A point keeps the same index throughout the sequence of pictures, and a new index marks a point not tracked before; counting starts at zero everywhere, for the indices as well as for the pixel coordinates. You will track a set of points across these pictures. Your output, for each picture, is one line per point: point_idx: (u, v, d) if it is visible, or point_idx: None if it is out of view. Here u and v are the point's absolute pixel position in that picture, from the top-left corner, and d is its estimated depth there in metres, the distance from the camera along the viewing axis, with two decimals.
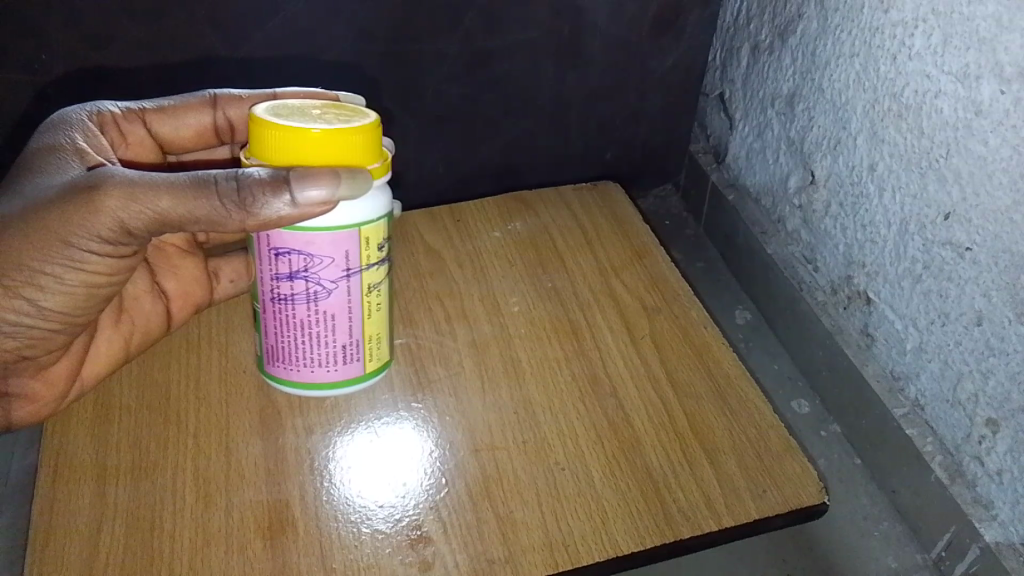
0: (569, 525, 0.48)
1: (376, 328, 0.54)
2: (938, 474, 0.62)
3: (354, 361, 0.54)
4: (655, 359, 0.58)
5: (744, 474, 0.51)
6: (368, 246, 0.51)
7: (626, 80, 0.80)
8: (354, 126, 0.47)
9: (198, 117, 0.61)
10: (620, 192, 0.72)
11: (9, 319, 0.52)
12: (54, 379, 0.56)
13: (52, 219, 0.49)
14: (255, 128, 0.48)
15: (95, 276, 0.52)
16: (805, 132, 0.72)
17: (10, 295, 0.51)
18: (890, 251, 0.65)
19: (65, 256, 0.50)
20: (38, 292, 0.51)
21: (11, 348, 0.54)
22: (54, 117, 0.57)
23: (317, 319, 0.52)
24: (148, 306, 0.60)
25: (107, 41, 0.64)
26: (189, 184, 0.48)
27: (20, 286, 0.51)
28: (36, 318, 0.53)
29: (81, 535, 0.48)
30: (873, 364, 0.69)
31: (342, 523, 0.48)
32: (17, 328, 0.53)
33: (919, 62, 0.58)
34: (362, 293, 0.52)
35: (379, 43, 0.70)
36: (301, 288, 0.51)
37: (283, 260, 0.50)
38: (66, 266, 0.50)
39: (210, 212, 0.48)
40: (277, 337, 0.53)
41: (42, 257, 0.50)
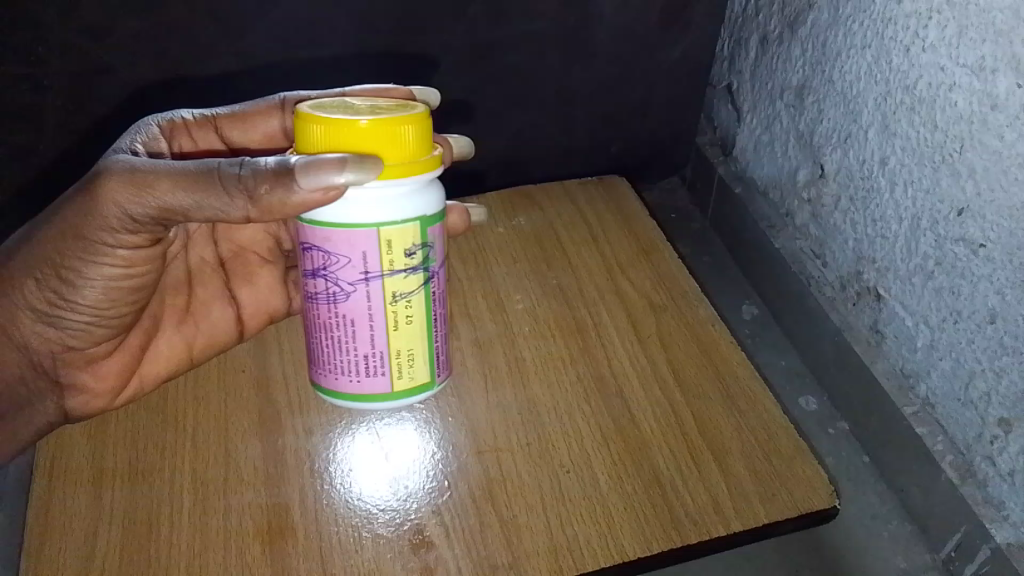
0: (574, 529, 0.47)
1: (403, 344, 0.51)
2: (949, 474, 0.61)
3: (379, 375, 0.51)
4: (662, 358, 0.57)
5: (752, 476, 0.50)
6: (389, 250, 0.48)
7: (633, 71, 0.79)
8: (399, 117, 0.46)
9: (266, 122, 0.61)
10: (627, 187, 0.71)
11: (42, 309, 0.50)
12: (109, 374, 0.55)
13: (67, 211, 0.46)
14: (302, 123, 0.46)
15: (117, 266, 0.49)
16: (815, 125, 0.71)
17: (41, 287, 0.49)
18: (902, 246, 0.64)
19: (84, 248, 0.47)
20: (66, 283, 0.49)
21: (55, 339, 0.52)
22: (131, 125, 0.56)
23: (338, 321, 0.50)
24: (218, 313, 0.60)
25: (103, 33, 0.63)
26: (188, 173, 0.45)
27: (48, 279, 0.48)
28: (69, 309, 0.50)
29: (77, 540, 0.47)
30: (882, 361, 0.68)
31: (342, 527, 0.47)
32: (57, 320, 0.51)
33: (933, 54, 0.57)
34: (384, 301, 0.49)
35: (382, 35, 0.69)
36: (322, 287, 0.49)
37: (307, 255, 0.49)
38: (86, 258, 0.48)
39: (213, 203, 0.46)
40: (312, 338, 0.52)
41: (60, 248, 0.47)
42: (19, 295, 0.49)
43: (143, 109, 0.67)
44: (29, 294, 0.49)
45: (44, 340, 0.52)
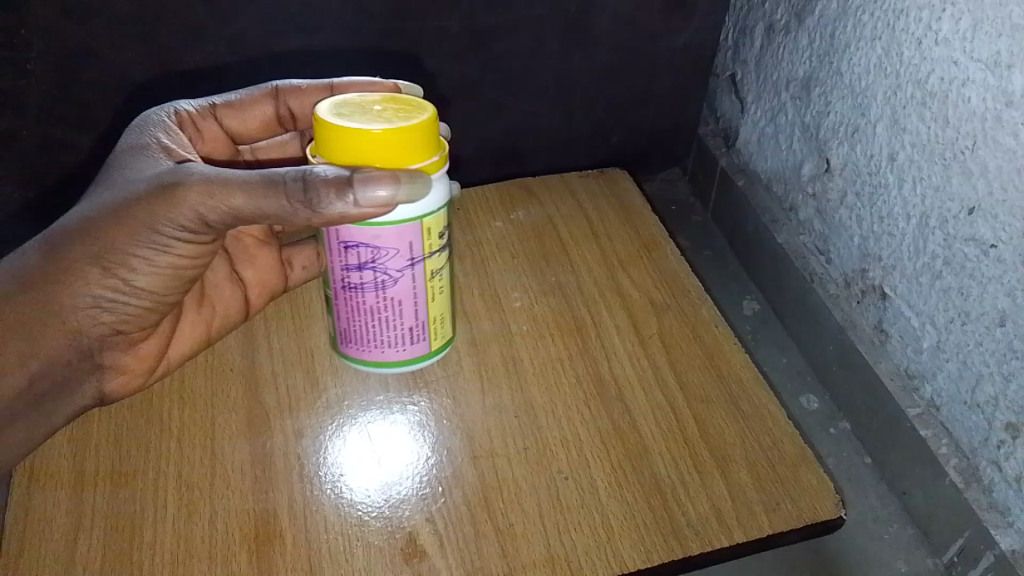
0: (572, 538, 0.46)
1: (439, 310, 0.53)
2: (953, 478, 0.60)
3: (420, 341, 0.53)
4: (663, 359, 0.56)
5: (756, 485, 0.49)
6: (431, 235, 0.49)
7: (635, 59, 0.77)
8: (415, 125, 0.45)
9: (262, 109, 0.59)
10: (628, 180, 0.69)
11: (103, 299, 0.49)
12: (137, 361, 0.54)
13: (139, 209, 0.47)
14: (322, 128, 0.45)
15: (176, 262, 0.51)
16: (821, 119, 0.69)
17: (105, 276, 0.49)
18: (909, 245, 0.62)
19: (153, 240, 0.48)
20: (131, 273, 0.49)
21: (108, 325, 0.51)
22: (136, 118, 0.56)
23: (386, 306, 0.51)
24: (228, 293, 0.59)
25: (86, 17, 0.60)
26: (257, 184, 0.46)
27: (112, 269, 0.48)
28: (129, 297, 0.50)
29: (56, 547, 0.45)
30: (886, 361, 0.66)
31: (333, 534, 0.46)
32: (110, 310, 0.50)
33: (946, 48, 0.55)
34: (426, 279, 0.51)
35: (377, 20, 0.66)
36: (370, 278, 0.50)
37: (352, 252, 0.49)
38: (148, 252, 0.49)
39: (279, 211, 0.46)
40: (345, 320, 0.52)
41: (126, 242, 0.48)
42: (79, 285, 0.48)
43: (129, 95, 0.65)
44: (89, 286, 0.49)
45: (93, 331, 0.51)
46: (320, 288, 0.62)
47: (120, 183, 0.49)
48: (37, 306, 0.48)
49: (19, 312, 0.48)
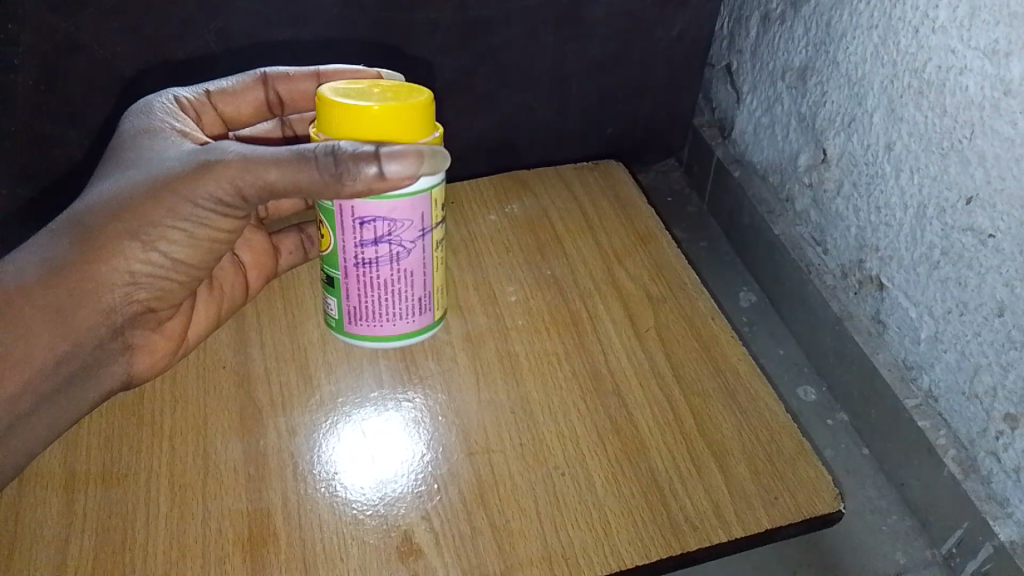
0: (569, 535, 0.46)
1: (441, 280, 0.55)
2: (951, 469, 0.59)
3: (427, 310, 0.55)
4: (660, 351, 0.55)
5: (755, 478, 0.49)
6: (438, 206, 0.52)
7: (629, 49, 0.76)
8: (420, 104, 0.48)
9: (253, 95, 0.60)
10: (623, 172, 0.69)
11: (140, 271, 0.51)
12: (153, 350, 0.54)
13: (175, 185, 0.49)
14: (338, 112, 0.48)
15: (207, 235, 0.52)
16: (817, 108, 0.69)
17: (142, 249, 0.50)
18: (906, 235, 0.62)
19: (187, 214, 0.50)
20: (166, 245, 0.51)
21: (141, 300, 0.53)
22: (137, 104, 0.56)
23: (399, 278, 0.53)
24: (228, 272, 0.60)
25: (73, 11, 0.59)
26: (290, 158, 0.48)
27: (149, 241, 0.50)
28: (165, 269, 0.52)
29: (48, 549, 0.45)
30: (884, 352, 0.66)
31: (328, 534, 0.46)
32: (143, 283, 0.52)
33: (943, 36, 0.54)
34: (433, 249, 0.53)
35: (369, 11, 0.66)
36: (385, 252, 0.51)
37: (368, 227, 0.50)
38: (182, 224, 0.51)
39: (307, 185, 0.48)
40: (355, 297, 0.53)
41: (161, 215, 0.50)
42: (115, 256, 0.50)
43: (117, 89, 0.64)
44: (125, 258, 0.50)
45: (127, 304, 0.52)
46: (313, 283, 0.61)
47: (153, 162, 0.51)
48: (75, 279, 0.49)
49: (58, 285, 0.49)
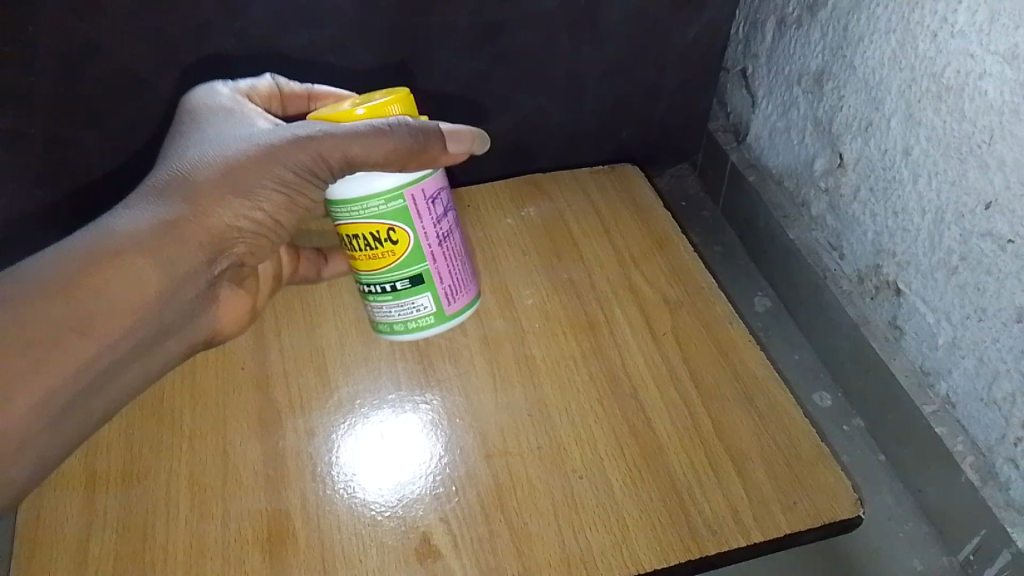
0: (587, 539, 0.46)
1: None
2: (969, 475, 0.59)
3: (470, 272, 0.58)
4: (677, 356, 0.55)
5: (773, 483, 0.49)
6: None
7: (645, 54, 0.75)
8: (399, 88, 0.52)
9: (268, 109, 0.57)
10: (640, 176, 0.68)
11: (240, 227, 0.50)
12: (231, 311, 0.54)
13: (273, 153, 0.49)
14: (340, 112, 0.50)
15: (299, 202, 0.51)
16: (834, 113, 0.68)
17: (242, 208, 0.49)
18: (924, 240, 0.61)
19: (283, 179, 0.49)
20: (261, 208, 0.50)
21: (238, 256, 0.52)
22: (203, 89, 0.55)
23: (461, 241, 0.55)
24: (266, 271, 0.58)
25: (94, 13, 0.58)
26: (370, 130, 0.47)
27: (247, 202, 0.49)
28: (259, 231, 0.51)
29: (68, 545, 0.46)
30: (901, 358, 0.65)
31: (347, 535, 0.47)
32: (239, 241, 0.51)
33: (962, 41, 0.53)
34: None
35: (384, 16, 0.65)
36: (449, 219, 0.54)
37: (437, 201, 0.52)
38: (280, 188, 0.50)
39: (382, 161, 0.48)
40: (446, 275, 0.54)
41: (261, 179, 0.49)
42: (218, 210, 0.49)
43: (138, 93, 0.64)
44: (228, 213, 0.49)
45: (224, 257, 0.51)
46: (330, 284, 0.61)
47: (254, 134, 0.50)
48: (182, 226, 0.48)
49: (166, 232, 0.47)
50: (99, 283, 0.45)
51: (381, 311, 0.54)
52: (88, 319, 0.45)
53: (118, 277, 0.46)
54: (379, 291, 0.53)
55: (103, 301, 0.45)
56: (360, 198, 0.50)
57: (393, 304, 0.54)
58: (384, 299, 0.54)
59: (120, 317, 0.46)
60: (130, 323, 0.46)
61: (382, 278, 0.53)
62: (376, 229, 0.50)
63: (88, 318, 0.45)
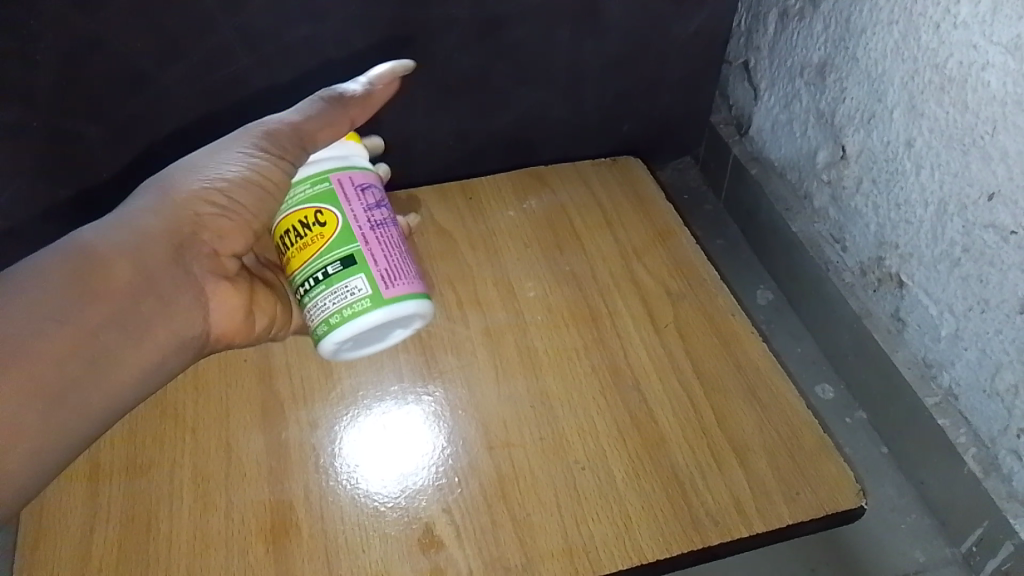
0: (589, 529, 0.47)
1: None
2: (972, 467, 0.59)
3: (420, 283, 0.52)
4: (679, 348, 0.55)
5: (775, 475, 0.49)
6: None
7: (647, 46, 0.75)
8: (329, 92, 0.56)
9: None
10: (642, 169, 0.68)
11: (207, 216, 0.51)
12: (223, 312, 0.53)
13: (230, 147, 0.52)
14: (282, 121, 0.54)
15: (269, 191, 0.51)
16: (837, 104, 0.68)
17: (207, 197, 0.51)
18: (927, 232, 0.61)
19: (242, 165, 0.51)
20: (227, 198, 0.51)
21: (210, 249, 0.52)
22: None
23: (402, 243, 0.52)
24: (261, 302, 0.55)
25: (96, 6, 0.58)
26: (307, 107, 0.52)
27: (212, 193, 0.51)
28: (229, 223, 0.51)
29: (73, 537, 0.47)
30: (903, 350, 0.65)
31: (350, 526, 0.47)
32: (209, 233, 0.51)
33: (965, 32, 0.53)
34: None
35: (385, 9, 0.65)
36: (387, 216, 0.52)
37: (370, 192, 0.52)
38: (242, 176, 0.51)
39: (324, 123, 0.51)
40: (381, 259, 0.50)
41: (222, 169, 0.51)
42: (179, 201, 0.50)
43: (139, 86, 0.63)
44: (194, 202, 0.50)
45: (196, 250, 0.51)
46: None
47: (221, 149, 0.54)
48: (143, 217, 0.49)
49: (128, 223, 0.49)
50: (68, 267, 0.46)
51: (314, 309, 0.49)
52: (66, 306, 0.45)
53: (87, 264, 0.46)
54: (313, 284, 0.49)
55: (73, 282, 0.46)
56: (296, 185, 0.52)
57: (325, 294, 0.49)
58: (316, 293, 0.49)
59: (98, 303, 0.46)
60: (110, 310, 0.46)
61: (313, 266, 0.50)
62: (307, 215, 0.51)
63: (67, 307, 0.45)
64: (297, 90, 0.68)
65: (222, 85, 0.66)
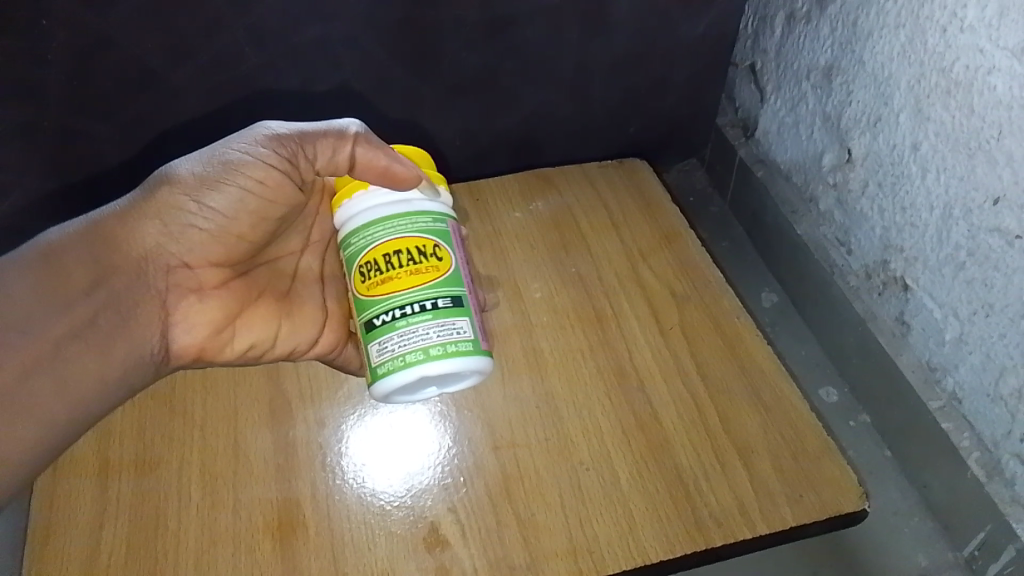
0: (593, 529, 0.47)
1: None
2: (975, 471, 0.59)
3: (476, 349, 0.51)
4: (684, 350, 0.56)
5: (778, 476, 0.50)
6: None
7: (654, 47, 0.75)
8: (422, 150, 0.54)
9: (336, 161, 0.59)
10: (648, 171, 0.68)
11: (178, 222, 0.50)
12: (194, 328, 0.52)
13: (216, 149, 0.50)
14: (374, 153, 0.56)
15: (251, 196, 0.50)
16: (843, 108, 0.68)
17: (179, 201, 0.49)
18: (932, 236, 0.61)
19: (225, 169, 0.49)
20: (201, 202, 0.49)
21: (178, 258, 0.51)
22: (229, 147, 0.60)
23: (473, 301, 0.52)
24: (254, 324, 0.54)
25: (107, 6, 0.58)
26: (313, 131, 0.50)
27: (184, 195, 0.49)
28: (204, 228, 0.50)
29: (82, 532, 0.47)
30: (907, 353, 0.65)
31: (357, 524, 0.47)
32: (179, 243, 0.50)
33: (971, 36, 0.53)
34: None
35: (394, 10, 0.65)
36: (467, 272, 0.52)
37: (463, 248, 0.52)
38: (227, 182, 0.49)
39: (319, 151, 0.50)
40: (478, 316, 0.49)
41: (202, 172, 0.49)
42: (149, 208, 0.49)
43: (150, 85, 0.64)
44: (161, 211, 0.49)
45: (167, 259, 0.50)
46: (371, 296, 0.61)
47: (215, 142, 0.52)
48: (110, 226, 0.49)
49: (90, 232, 0.48)
50: (35, 281, 0.46)
51: (412, 335, 0.46)
52: (23, 317, 0.45)
53: (45, 274, 0.46)
54: (414, 311, 0.46)
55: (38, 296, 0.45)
56: (414, 212, 0.48)
57: (432, 325, 0.46)
58: (419, 321, 0.46)
59: (58, 317, 0.46)
60: (69, 324, 0.46)
61: (421, 293, 0.46)
62: (423, 244, 0.48)
63: (24, 319, 0.45)
64: (306, 89, 0.68)
65: (231, 84, 0.66)
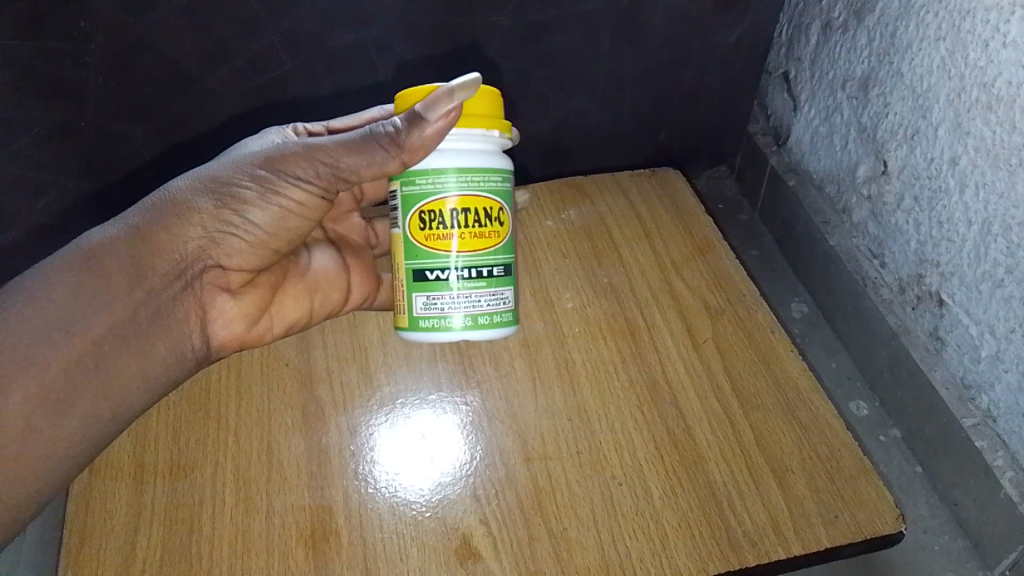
0: (626, 546, 0.47)
1: None
2: (1009, 492, 0.58)
3: None
4: (717, 362, 0.55)
5: (814, 496, 0.49)
6: None
7: (686, 55, 0.74)
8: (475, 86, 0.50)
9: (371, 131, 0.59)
10: (682, 180, 0.67)
11: (216, 233, 0.49)
12: (228, 321, 0.53)
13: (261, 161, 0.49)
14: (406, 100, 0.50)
15: (292, 211, 0.50)
16: (879, 119, 0.67)
17: (220, 214, 0.48)
18: (969, 251, 0.60)
19: (268, 183, 0.48)
20: (241, 216, 0.49)
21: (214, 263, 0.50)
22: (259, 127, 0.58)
23: None
24: (285, 310, 0.56)
25: (147, 9, 0.59)
26: (357, 137, 0.48)
27: (226, 209, 0.48)
28: (243, 240, 0.50)
29: (117, 536, 0.48)
30: (941, 369, 0.64)
31: (389, 533, 0.48)
32: (215, 252, 0.50)
33: (1013, 52, 0.52)
34: None
35: (428, 15, 0.65)
36: None
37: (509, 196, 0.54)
38: (267, 197, 0.49)
39: (364, 162, 0.48)
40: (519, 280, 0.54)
41: (243, 184, 0.48)
42: (189, 217, 0.48)
43: (186, 88, 0.64)
44: (200, 222, 0.48)
45: (205, 267, 0.50)
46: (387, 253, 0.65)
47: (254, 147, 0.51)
48: (150, 233, 0.48)
49: (127, 238, 0.47)
50: (76, 285, 0.46)
51: (466, 300, 0.50)
52: (65, 318, 0.45)
53: (87, 275, 0.46)
54: (470, 276, 0.50)
55: (80, 297, 0.46)
56: (487, 169, 0.50)
57: (485, 293, 0.51)
58: (474, 286, 0.50)
59: (100, 314, 0.46)
60: (112, 321, 0.46)
61: (481, 260, 0.50)
62: (490, 206, 0.50)
63: (64, 319, 0.45)
64: (339, 94, 0.68)
65: (266, 88, 0.66)
